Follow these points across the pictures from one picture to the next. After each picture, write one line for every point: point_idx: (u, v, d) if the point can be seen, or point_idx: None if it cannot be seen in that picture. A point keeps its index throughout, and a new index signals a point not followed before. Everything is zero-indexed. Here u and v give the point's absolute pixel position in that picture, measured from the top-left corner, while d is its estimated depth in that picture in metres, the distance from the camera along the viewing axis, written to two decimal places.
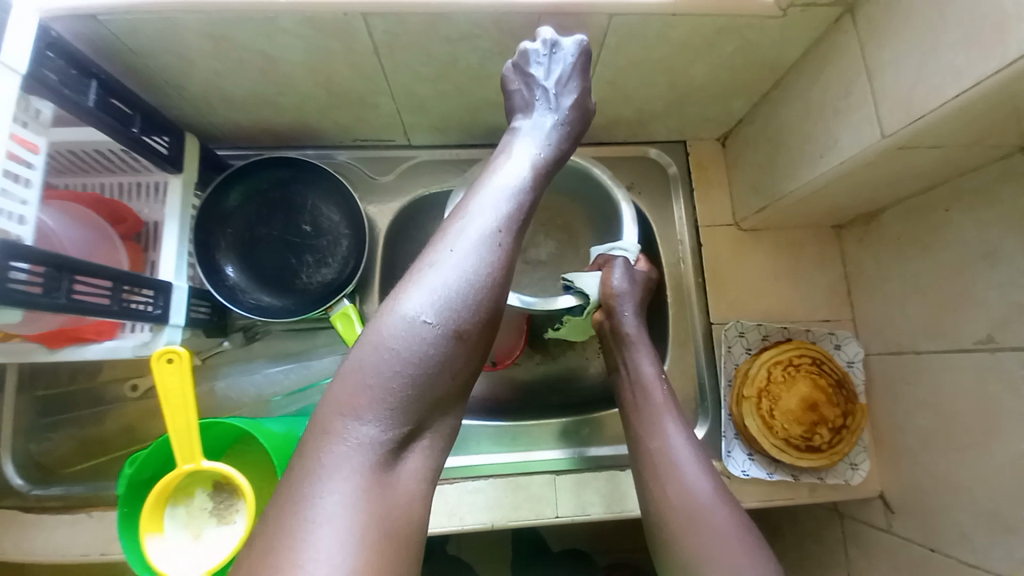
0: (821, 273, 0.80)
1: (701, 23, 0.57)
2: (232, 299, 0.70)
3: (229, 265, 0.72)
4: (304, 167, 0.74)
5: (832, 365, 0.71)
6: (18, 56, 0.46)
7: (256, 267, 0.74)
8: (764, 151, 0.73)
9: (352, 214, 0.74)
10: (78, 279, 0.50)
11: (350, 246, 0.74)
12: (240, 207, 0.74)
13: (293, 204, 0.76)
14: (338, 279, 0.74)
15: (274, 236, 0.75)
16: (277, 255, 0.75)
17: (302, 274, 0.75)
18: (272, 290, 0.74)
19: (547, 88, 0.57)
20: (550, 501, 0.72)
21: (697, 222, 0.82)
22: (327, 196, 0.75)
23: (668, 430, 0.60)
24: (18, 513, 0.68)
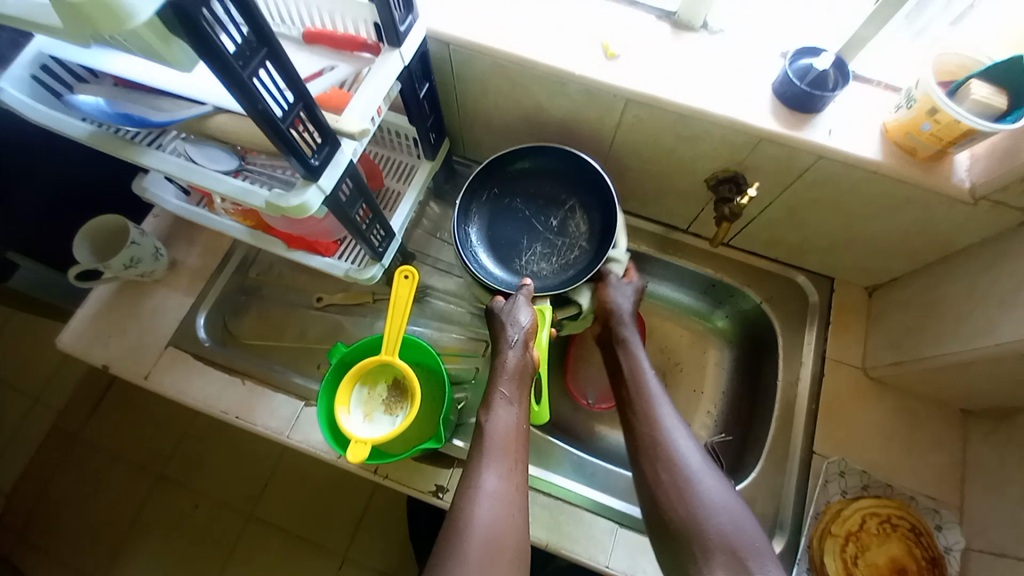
0: (936, 449, 0.80)
1: (895, 187, 0.67)
2: (465, 242, 0.81)
3: (478, 211, 0.84)
4: (581, 172, 0.81)
5: (931, 541, 0.70)
6: (407, 47, 0.60)
7: (495, 228, 0.84)
8: (917, 313, 0.77)
9: (598, 234, 0.81)
10: (364, 205, 0.67)
11: (579, 258, 0.82)
12: (514, 180, 0.85)
13: (554, 200, 0.84)
14: (553, 279, 0.82)
15: (523, 215, 0.85)
16: (515, 232, 0.84)
17: (524, 257, 0.83)
18: (495, 255, 0.83)
19: (514, 336, 0.71)
20: (605, 548, 0.74)
21: (825, 352, 0.85)
22: (586, 208, 0.83)
23: (677, 440, 0.67)
24: (188, 358, 0.83)
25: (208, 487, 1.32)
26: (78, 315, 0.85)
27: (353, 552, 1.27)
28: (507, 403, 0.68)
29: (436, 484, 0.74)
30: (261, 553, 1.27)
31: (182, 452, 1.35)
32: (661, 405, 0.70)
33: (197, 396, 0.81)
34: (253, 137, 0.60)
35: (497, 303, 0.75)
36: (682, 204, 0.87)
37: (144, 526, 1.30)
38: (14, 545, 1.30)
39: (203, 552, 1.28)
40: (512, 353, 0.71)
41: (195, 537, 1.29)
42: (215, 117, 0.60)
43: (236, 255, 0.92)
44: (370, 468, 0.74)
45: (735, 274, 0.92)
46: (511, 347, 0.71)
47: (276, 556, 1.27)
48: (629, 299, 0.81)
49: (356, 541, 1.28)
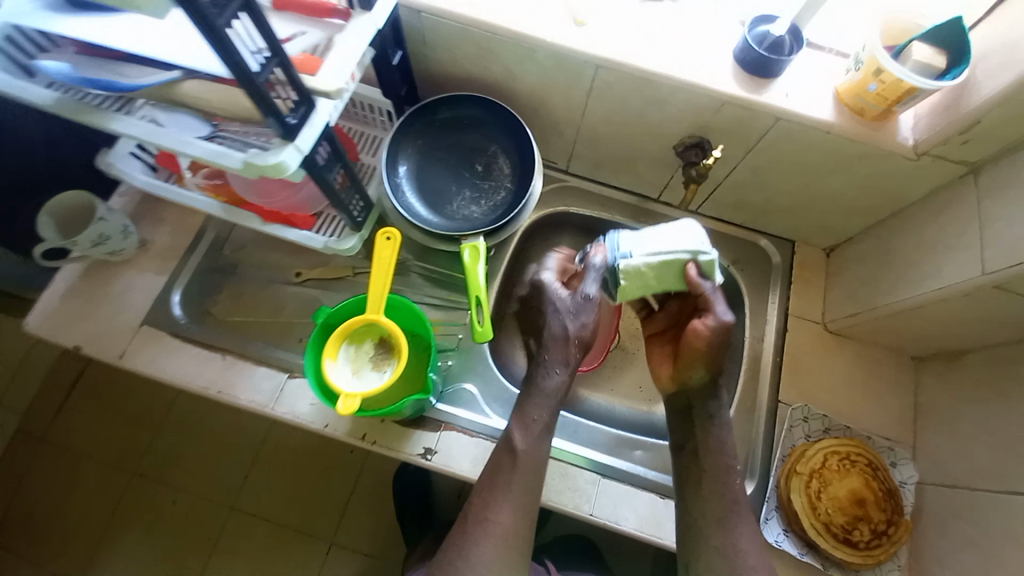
0: (891, 393, 0.86)
1: (848, 146, 0.72)
2: (394, 192, 0.77)
3: (404, 162, 0.80)
4: (499, 113, 0.79)
5: (886, 473, 0.76)
6: (380, 10, 0.60)
7: (423, 176, 0.81)
8: (871, 268, 0.83)
9: (522, 173, 0.80)
10: (341, 170, 0.68)
11: (507, 199, 0.80)
12: (437, 127, 0.82)
13: (476, 143, 0.82)
14: (484, 222, 0.79)
15: (449, 163, 0.82)
16: (444, 178, 0.81)
17: (455, 203, 0.81)
18: (425, 203, 0.80)
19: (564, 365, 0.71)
20: (590, 498, 0.78)
21: (789, 310, 0.90)
22: (508, 150, 0.81)
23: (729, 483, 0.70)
24: (167, 337, 0.82)
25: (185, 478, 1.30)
26: (44, 299, 0.83)
27: (340, 537, 1.27)
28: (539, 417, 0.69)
29: (423, 446, 0.79)
30: (245, 544, 1.26)
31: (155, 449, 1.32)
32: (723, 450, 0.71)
33: (177, 373, 0.80)
34: (223, 103, 0.60)
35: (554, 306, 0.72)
36: (653, 171, 0.90)
37: (122, 518, 1.28)
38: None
39: (186, 542, 1.26)
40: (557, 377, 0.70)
41: (177, 527, 1.27)
42: (181, 83, 0.59)
43: (208, 232, 0.90)
44: (358, 435, 0.78)
45: (706, 239, 0.97)
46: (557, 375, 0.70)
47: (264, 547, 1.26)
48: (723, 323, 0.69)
49: (342, 528, 1.28)
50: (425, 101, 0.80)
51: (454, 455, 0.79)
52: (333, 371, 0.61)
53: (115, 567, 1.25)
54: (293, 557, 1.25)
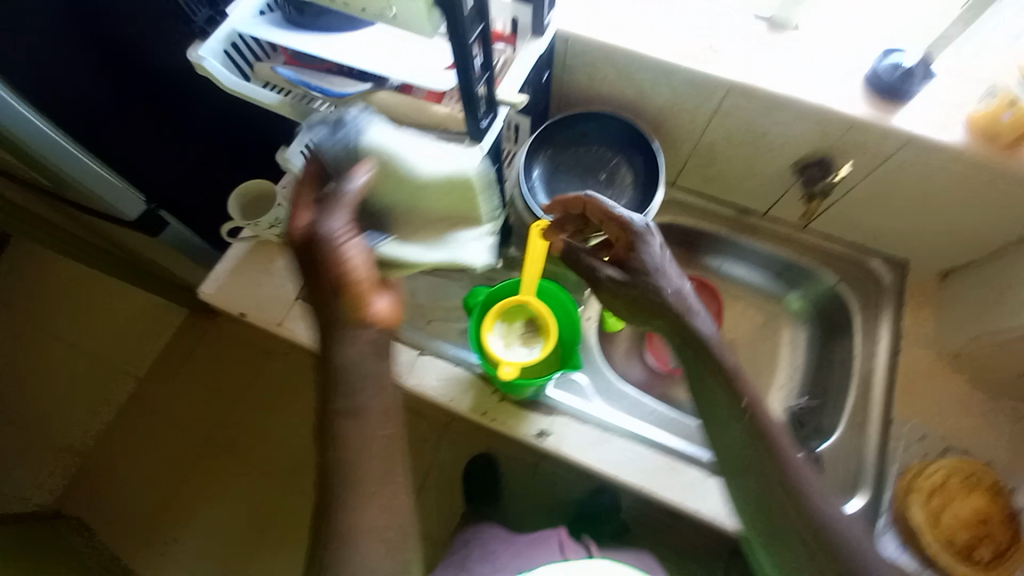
0: (1015, 423, 0.83)
1: (977, 169, 0.73)
2: (527, 192, 0.86)
3: (536, 169, 0.88)
4: (627, 129, 0.87)
5: (1009, 496, 0.76)
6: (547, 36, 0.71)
7: (551, 181, 0.89)
8: (995, 292, 0.82)
9: (645, 182, 0.86)
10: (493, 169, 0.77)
11: (629, 204, 0.86)
12: (566, 139, 0.91)
13: (602, 155, 0.89)
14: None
15: (575, 171, 0.90)
16: (570, 184, 0.89)
17: None
18: None
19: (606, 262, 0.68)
20: (698, 496, 0.79)
21: (900, 330, 0.90)
22: (631, 161, 0.88)
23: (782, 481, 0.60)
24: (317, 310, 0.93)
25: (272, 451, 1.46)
26: (219, 272, 0.97)
27: (413, 523, 1.40)
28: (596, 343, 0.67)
29: (539, 428, 0.84)
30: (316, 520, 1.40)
31: (249, 426, 1.49)
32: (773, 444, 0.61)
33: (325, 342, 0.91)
34: (410, 109, 0.73)
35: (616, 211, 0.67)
36: (764, 188, 0.94)
37: (214, 489, 1.44)
38: (92, 501, 1.45)
39: (269, 517, 1.41)
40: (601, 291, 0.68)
41: (270, 502, 1.42)
42: (376, 93, 0.74)
43: None
44: (480, 412, 0.85)
45: (811, 256, 0.99)
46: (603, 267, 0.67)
47: None
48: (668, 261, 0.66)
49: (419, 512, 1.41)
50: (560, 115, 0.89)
51: (566, 439, 0.84)
52: (489, 343, 0.70)
53: (205, 519, 1.42)
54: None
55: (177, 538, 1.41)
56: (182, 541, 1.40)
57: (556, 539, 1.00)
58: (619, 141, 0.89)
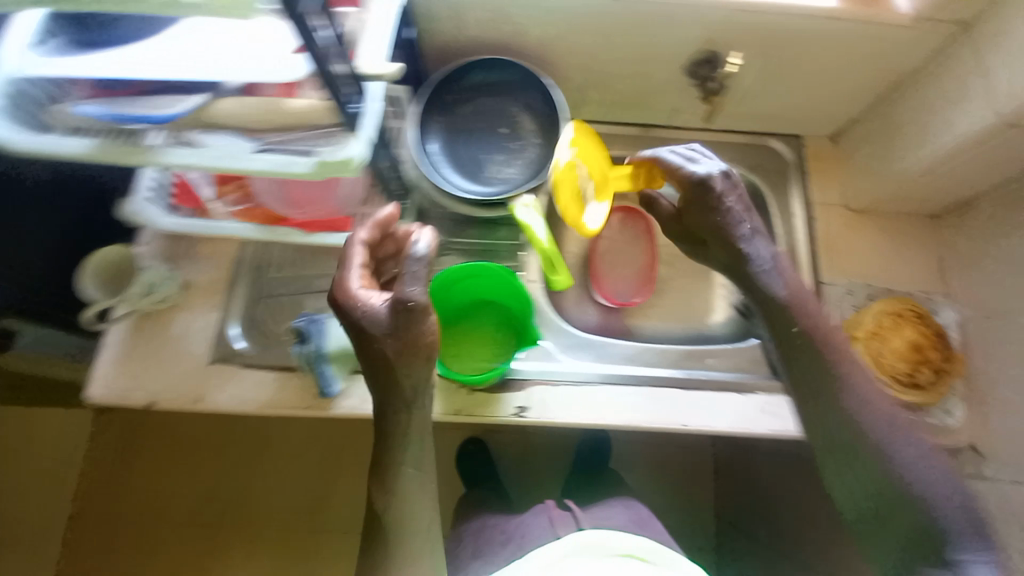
0: (919, 252, 0.93)
1: (850, 28, 0.75)
2: (431, 171, 0.77)
3: (431, 141, 0.79)
4: (513, 71, 0.80)
5: (932, 320, 0.83)
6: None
7: (452, 150, 0.81)
8: (882, 141, 0.88)
9: (549, 123, 0.80)
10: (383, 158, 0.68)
11: (539, 153, 0.81)
12: (454, 98, 0.81)
13: (496, 106, 0.82)
14: (524, 180, 0.80)
15: (473, 132, 0.82)
16: (472, 148, 0.81)
17: (489, 169, 0.81)
18: (461, 176, 0.80)
19: None
20: (680, 413, 0.83)
21: (811, 199, 0.96)
22: (529, 106, 0.82)
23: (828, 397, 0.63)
24: (242, 367, 0.84)
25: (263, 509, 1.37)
26: (107, 364, 0.83)
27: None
28: None
29: (517, 406, 0.83)
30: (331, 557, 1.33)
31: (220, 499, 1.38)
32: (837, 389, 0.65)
33: (264, 397, 0.82)
34: (264, 112, 0.61)
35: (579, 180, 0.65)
36: (661, 98, 0.93)
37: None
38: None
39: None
40: None
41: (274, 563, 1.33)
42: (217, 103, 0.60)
43: (245, 259, 0.89)
44: (454, 412, 0.82)
45: (718, 152, 1.01)
46: None
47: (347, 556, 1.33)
48: None
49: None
50: (438, 73, 0.79)
51: (549, 406, 0.84)
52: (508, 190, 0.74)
53: None
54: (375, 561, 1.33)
55: None
56: None
57: (547, 516, 0.96)
58: (509, 86, 0.82)
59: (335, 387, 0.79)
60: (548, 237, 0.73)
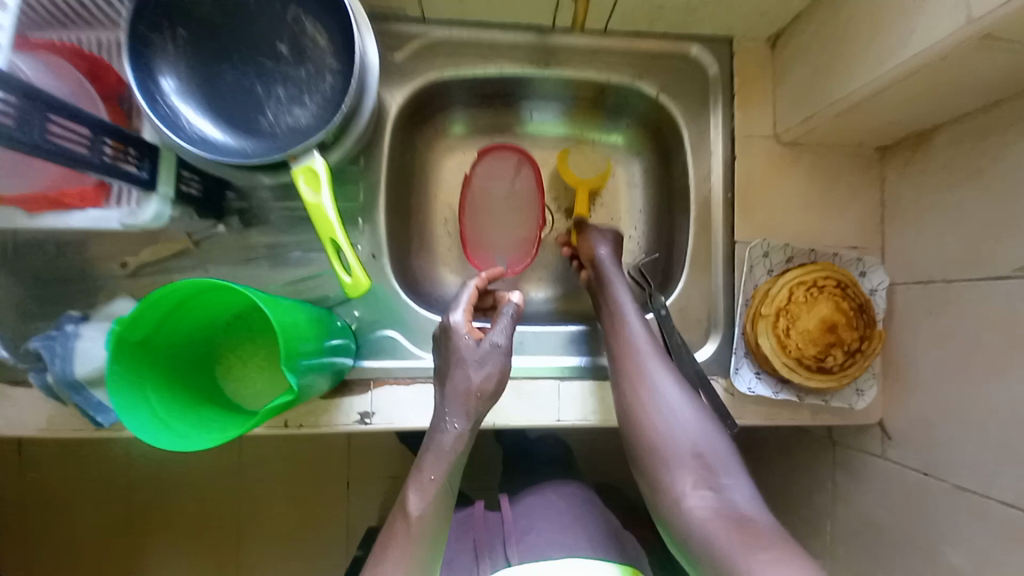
0: (858, 196, 0.75)
1: None
2: (171, 121, 0.54)
3: (171, 73, 0.55)
4: None
5: (856, 290, 0.69)
6: None
7: (209, 85, 0.56)
8: (822, 48, 0.65)
9: (343, 38, 0.55)
10: (54, 119, 0.46)
11: (335, 84, 0.56)
12: (199, 1, 0.55)
13: (267, 13, 0.56)
14: (315, 127, 0.56)
15: (239, 54, 0.57)
16: (242, 81, 0.57)
17: (268, 111, 0.57)
18: (227, 124, 0.57)
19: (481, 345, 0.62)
20: (552, 407, 0.71)
21: (733, 130, 0.75)
22: (314, 10, 0.56)
23: (654, 385, 0.62)
24: (2, 387, 0.66)
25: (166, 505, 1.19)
26: None
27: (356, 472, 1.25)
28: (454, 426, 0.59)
29: (358, 412, 0.69)
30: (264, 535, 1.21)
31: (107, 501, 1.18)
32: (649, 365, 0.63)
33: (36, 422, 0.66)
34: None
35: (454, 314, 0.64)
36: None
37: None
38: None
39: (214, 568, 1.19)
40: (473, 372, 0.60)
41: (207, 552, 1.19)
42: None
43: None
44: (280, 424, 0.68)
45: (620, 66, 0.76)
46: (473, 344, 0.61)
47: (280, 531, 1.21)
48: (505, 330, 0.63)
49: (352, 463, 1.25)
50: None
51: (397, 411, 0.70)
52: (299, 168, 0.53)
53: None
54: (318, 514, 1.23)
55: None
56: None
57: (472, 535, 0.75)
58: None
59: (110, 416, 0.61)
60: (340, 208, 0.53)
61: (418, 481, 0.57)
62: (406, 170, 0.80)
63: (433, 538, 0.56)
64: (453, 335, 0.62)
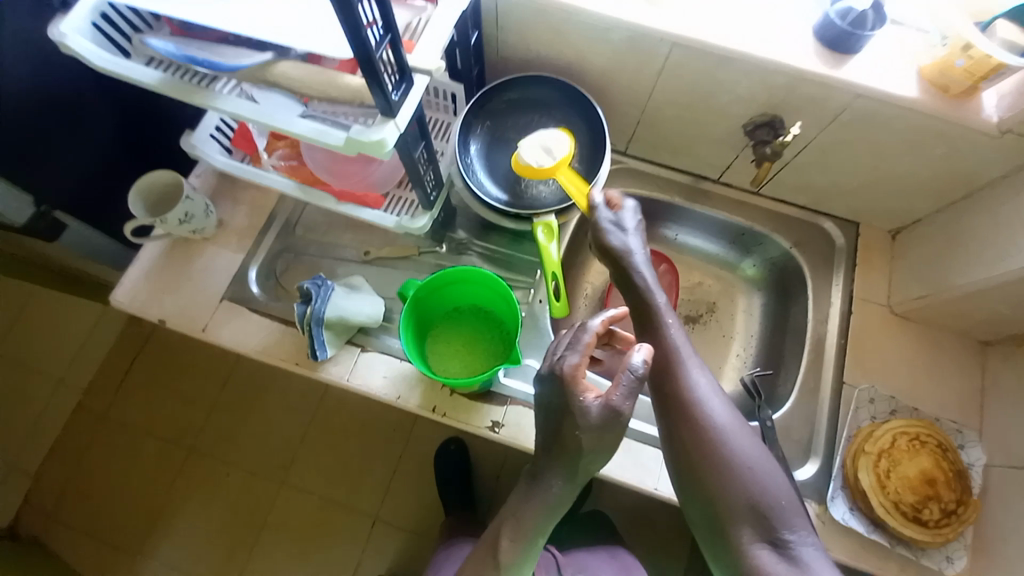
0: (958, 376, 0.85)
1: (927, 122, 0.71)
2: (466, 171, 0.79)
3: (475, 143, 0.82)
4: (568, 98, 0.82)
5: (955, 454, 0.76)
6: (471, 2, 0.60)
7: (492, 156, 0.83)
8: (938, 248, 0.82)
9: (590, 153, 0.81)
10: (422, 149, 0.71)
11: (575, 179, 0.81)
12: (506, 109, 0.84)
13: (544, 126, 0.84)
14: (553, 202, 0.80)
15: (516, 144, 0.84)
16: (512, 159, 0.83)
17: (522, 183, 0.82)
18: (494, 183, 0.82)
19: (600, 401, 0.63)
20: (655, 474, 0.80)
21: (852, 292, 0.90)
22: (575, 131, 0.83)
23: (735, 492, 0.63)
24: (246, 311, 0.87)
25: (248, 451, 1.41)
26: (132, 276, 0.89)
27: (385, 514, 1.36)
28: (551, 480, 0.66)
29: (491, 419, 0.82)
30: (296, 518, 1.36)
31: (215, 428, 1.43)
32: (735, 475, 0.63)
33: (257, 344, 0.85)
34: (316, 82, 0.64)
35: (568, 358, 0.66)
36: (715, 151, 0.91)
37: (179, 506, 1.38)
38: (50, 524, 1.37)
39: (246, 522, 1.37)
40: (584, 431, 0.63)
41: (252, 511, 1.37)
42: (278, 64, 0.65)
43: (282, 214, 0.94)
44: (430, 407, 0.82)
45: (764, 221, 0.97)
46: (588, 402, 0.63)
47: (312, 519, 1.36)
48: (620, 394, 0.63)
49: (387, 502, 1.37)
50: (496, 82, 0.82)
51: (524, 429, 0.82)
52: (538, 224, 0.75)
53: (179, 533, 1.36)
54: (341, 531, 1.35)
55: (146, 556, 1.35)
56: (151, 555, 1.35)
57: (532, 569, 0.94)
58: (562, 110, 0.83)
59: (326, 352, 0.80)
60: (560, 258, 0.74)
61: (514, 516, 0.68)
62: (574, 249, 1.01)
63: (527, 555, 0.68)
64: (570, 389, 0.63)
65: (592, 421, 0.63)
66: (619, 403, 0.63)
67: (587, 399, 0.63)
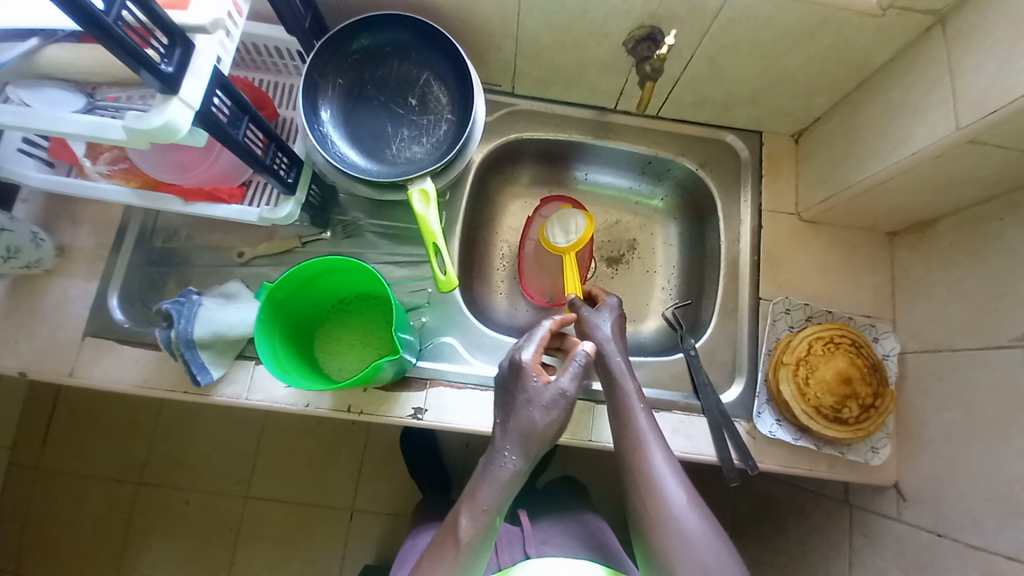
0: (869, 271, 0.85)
1: (808, 11, 0.66)
2: (322, 143, 0.69)
3: (327, 108, 0.71)
4: (425, 37, 0.71)
5: (869, 350, 0.77)
6: None
7: (352, 120, 0.72)
8: (837, 146, 0.79)
9: (461, 99, 0.72)
10: (251, 127, 0.59)
11: (450, 132, 0.72)
12: (357, 60, 0.72)
13: (406, 75, 0.73)
14: (429, 161, 0.71)
15: (378, 102, 0.74)
16: (376, 120, 0.73)
17: (393, 146, 0.73)
18: (360, 151, 0.72)
19: (555, 387, 0.64)
20: (587, 426, 0.78)
21: (761, 205, 0.87)
22: (442, 76, 0.73)
23: (652, 450, 0.67)
24: (115, 342, 0.77)
25: (196, 476, 1.32)
26: None
27: (359, 504, 1.32)
28: (510, 461, 0.62)
29: (412, 407, 0.77)
30: (268, 530, 1.30)
31: (155, 458, 1.33)
32: (650, 442, 0.67)
33: (135, 376, 0.76)
34: (94, 65, 0.52)
35: (523, 350, 0.67)
36: (604, 78, 0.84)
37: (136, 543, 1.29)
38: None
39: (214, 547, 1.29)
40: (539, 413, 0.63)
41: (218, 534, 1.30)
42: (43, 52, 0.52)
43: (135, 226, 0.82)
44: (344, 408, 0.76)
45: (668, 145, 0.92)
46: (543, 386, 0.64)
47: (286, 527, 1.30)
48: (571, 377, 0.66)
49: (360, 494, 1.33)
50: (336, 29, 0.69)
51: (446, 409, 0.77)
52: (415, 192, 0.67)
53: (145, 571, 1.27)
54: (315, 535, 1.30)
55: None
56: None
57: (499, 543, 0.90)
58: (422, 53, 0.73)
59: (208, 375, 0.72)
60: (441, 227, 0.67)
61: (470, 507, 0.62)
62: (477, 207, 0.94)
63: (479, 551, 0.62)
64: (523, 375, 0.65)
65: (547, 403, 0.63)
66: (570, 390, 0.65)
67: (543, 385, 0.64)
